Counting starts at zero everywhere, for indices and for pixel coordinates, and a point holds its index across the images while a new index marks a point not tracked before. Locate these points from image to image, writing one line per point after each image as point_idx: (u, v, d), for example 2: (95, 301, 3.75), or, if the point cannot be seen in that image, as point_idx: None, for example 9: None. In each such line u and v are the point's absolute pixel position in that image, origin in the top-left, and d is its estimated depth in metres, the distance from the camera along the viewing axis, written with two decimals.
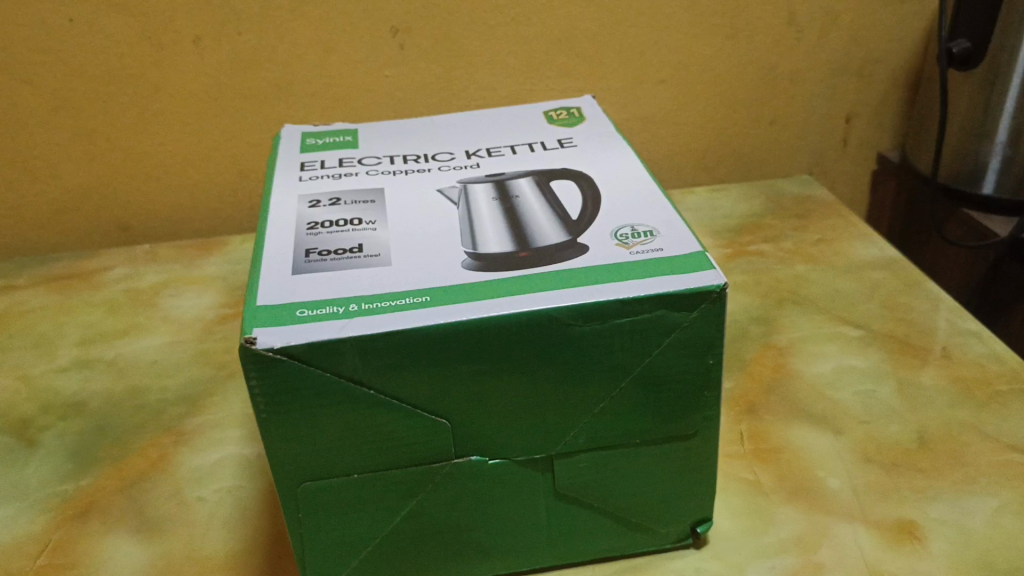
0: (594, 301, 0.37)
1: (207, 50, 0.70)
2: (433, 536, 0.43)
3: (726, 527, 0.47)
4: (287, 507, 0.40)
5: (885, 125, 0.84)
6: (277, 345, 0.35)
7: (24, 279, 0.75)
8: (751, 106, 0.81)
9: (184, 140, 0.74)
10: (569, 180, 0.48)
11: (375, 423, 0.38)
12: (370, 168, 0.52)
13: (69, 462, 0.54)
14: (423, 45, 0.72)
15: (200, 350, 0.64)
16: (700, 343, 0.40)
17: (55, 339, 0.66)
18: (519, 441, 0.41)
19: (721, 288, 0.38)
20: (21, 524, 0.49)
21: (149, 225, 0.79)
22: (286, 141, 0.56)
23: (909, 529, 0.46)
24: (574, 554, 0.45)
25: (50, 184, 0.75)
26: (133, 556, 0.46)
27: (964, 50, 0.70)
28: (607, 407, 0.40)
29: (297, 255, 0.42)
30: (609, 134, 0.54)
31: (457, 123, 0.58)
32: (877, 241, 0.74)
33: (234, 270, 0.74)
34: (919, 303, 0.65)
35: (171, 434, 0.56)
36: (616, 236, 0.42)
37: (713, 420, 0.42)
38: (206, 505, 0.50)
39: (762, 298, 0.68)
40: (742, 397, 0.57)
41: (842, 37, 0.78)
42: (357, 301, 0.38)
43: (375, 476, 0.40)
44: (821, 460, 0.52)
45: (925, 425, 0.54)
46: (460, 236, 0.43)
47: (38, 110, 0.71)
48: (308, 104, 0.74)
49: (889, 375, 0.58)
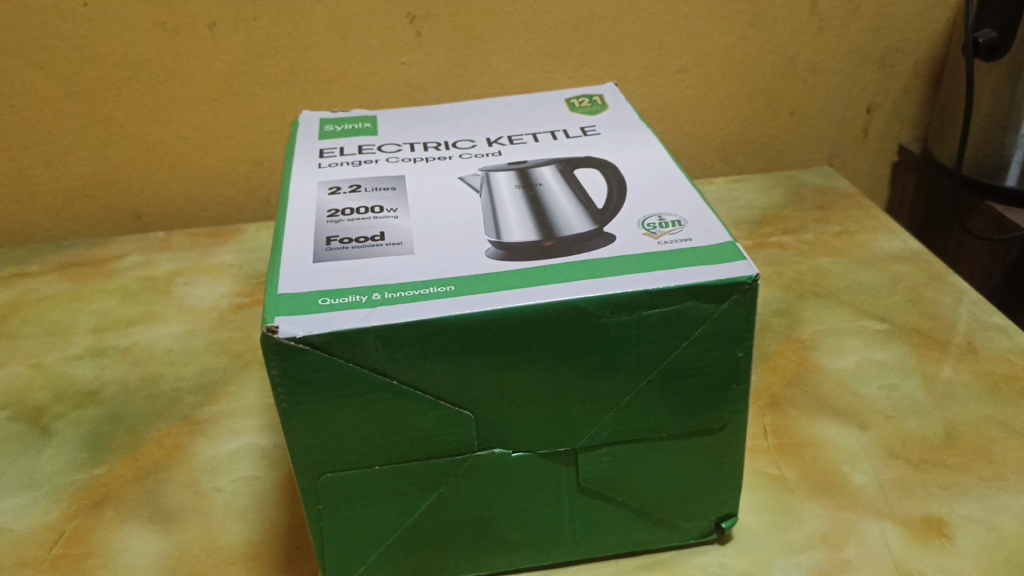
0: (622, 291, 0.36)
1: (222, 36, 0.69)
2: (455, 529, 0.42)
3: (751, 523, 0.47)
4: (307, 499, 0.40)
5: (907, 115, 0.83)
6: (299, 334, 0.34)
7: (38, 265, 0.74)
8: (771, 96, 0.80)
9: (198, 127, 0.74)
10: (593, 169, 0.47)
11: (397, 414, 0.38)
12: (390, 154, 0.51)
13: (84, 451, 0.53)
14: (440, 32, 0.71)
15: (215, 339, 0.63)
16: (729, 336, 0.39)
17: (69, 327, 0.65)
18: (542, 434, 0.40)
19: (753, 280, 0.37)
20: (35, 513, 0.48)
21: (163, 212, 0.79)
22: (304, 126, 0.55)
23: (938, 527, 0.45)
24: (597, 548, 0.44)
25: (64, 170, 0.75)
26: (150, 547, 0.46)
27: (990, 41, 0.68)
28: (633, 400, 0.40)
29: (317, 242, 0.42)
30: (633, 122, 0.53)
31: (477, 110, 0.58)
32: (900, 233, 0.73)
33: (249, 258, 0.73)
34: (943, 296, 0.64)
35: (186, 424, 0.55)
36: (644, 225, 0.41)
37: (742, 414, 0.42)
38: (222, 496, 0.49)
39: (783, 291, 0.67)
40: (765, 390, 0.57)
41: (865, 26, 0.76)
42: (380, 290, 0.37)
43: (397, 468, 0.39)
44: (846, 455, 0.51)
45: (951, 420, 0.53)
46: (483, 224, 0.42)
47: (52, 95, 0.70)
48: (323, 91, 0.73)
49: (914, 369, 0.57)
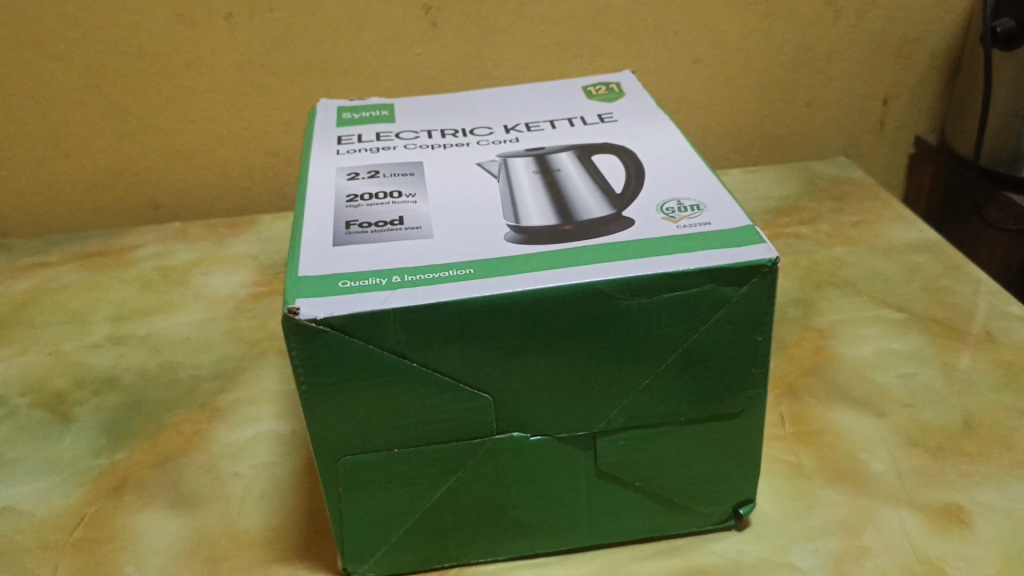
0: (642, 275, 0.36)
1: (238, 28, 0.69)
2: (473, 513, 0.42)
3: (769, 509, 0.47)
4: (326, 482, 0.40)
5: (924, 106, 0.82)
6: (320, 316, 0.34)
7: (56, 256, 0.75)
8: (786, 86, 0.79)
9: (214, 117, 0.74)
10: (611, 154, 0.47)
11: (416, 397, 0.38)
12: (407, 141, 0.51)
13: (104, 437, 0.53)
14: (455, 23, 0.71)
15: (232, 327, 0.64)
16: (749, 320, 0.39)
17: (88, 316, 0.66)
18: (561, 418, 0.40)
19: (772, 263, 0.37)
20: (56, 497, 0.49)
21: (180, 203, 0.79)
22: (321, 114, 0.55)
23: (957, 514, 0.45)
24: (614, 533, 0.44)
25: (81, 161, 0.75)
26: (170, 531, 0.46)
27: (1009, 30, 0.68)
28: (652, 384, 0.40)
29: (337, 227, 0.42)
30: (650, 110, 0.53)
31: (494, 98, 0.58)
32: (917, 224, 0.72)
33: (265, 249, 0.73)
34: (961, 286, 0.64)
35: (205, 410, 0.55)
36: (662, 209, 0.41)
37: (761, 399, 0.41)
38: (240, 481, 0.49)
39: (799, 281, 0.66)
40: (782, 378, 0.57)
41: (881, 16, 0.76)
42: (399, 273, 0.38)
43: (416, 451, 0.39)
44: (864, 443, 0.51)
45: (970, 409, 0.53)
46: (501, 209, 0.43)
47: (70, 87, 0.71)
48: (338, 82, 0.73)
49: (932, 358, 0.57)
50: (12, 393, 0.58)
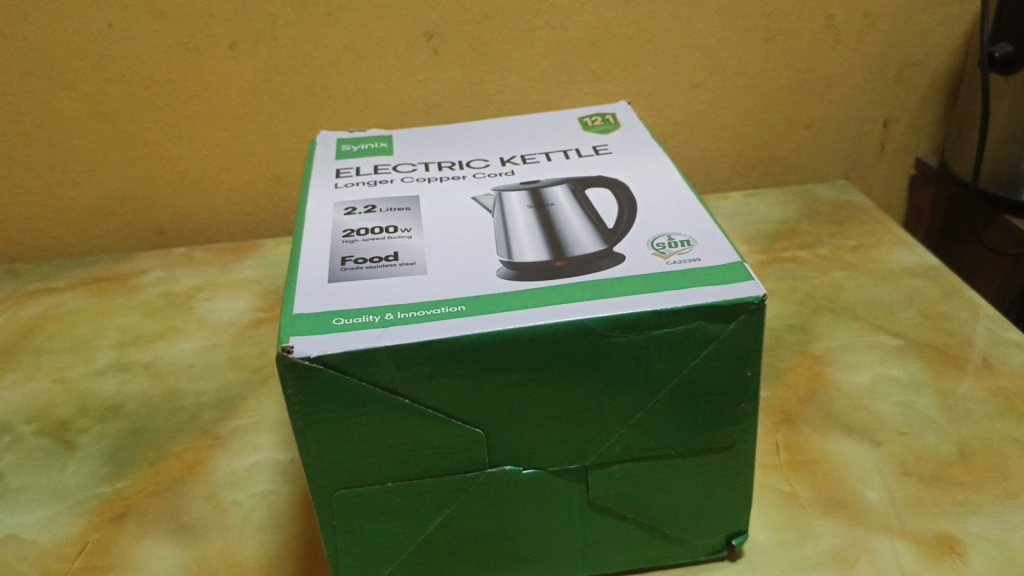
0: (631, 312, 0.37)
1: (242, 56, 0.70)
2: (467, 544, 0.42)
3: (762, 539, 0.47)
4: (321, 514, 0.40)
5: (923, 128, 0.83)
6: (314, 354, 0.35)
7: (63, 281, 0.76)
8: (786, 110, 0.80)
9: (219, 143, 0.75)
10: (604, 188, 0.48)
11: (408, 432, 0.38)
12: (405, 175, 0.52)
13: (106, 465, 0.54)
14: (457, 50, 0.72)
15: (235, 354, 0.64)
16: (737, 355, 0.39)
17: (94, 342, 0.67)
18: (553, 452, 0.40)
19: (760, 300, 0.37)
20: (59, 525, 0.50)
21: (185, 228, 0.80)
22: (322, 147, 0.56)
23: (949, 544, 0.45)
24: (606, 564, 0.45)
25: (87, 187, 0.76)
26: (169, 560, 0.47)
27: (1007, 55, 0.68)
28: (643, 418, 0.40)
29: (332, 263, 0.42)
30: (645, 141, 0.54)
31: (492, 130, 0.58)
32: (916, 248, 0.73)
33: (269, 274, 0.74)
34: (959, 311, 0.64)
35: (206, 438, 0.56)
36: (653, 245, 0.42)
37: (750, 433, 0.42)
38: (240, 510, 0.50)
39: (797, 306, 0.67)
40: (778, 405, 0.57)
41: (880, 39, 0.77)
42: (392, 310, 0.38)
43: (409, 484, 0.40)
44: (859, 471, 0.51)
45: (966, 437, 0.53)
46: (495, 245, 0.43)
47: (77, 115, 0.72)
48: (340, 109, 0.74)
49: (929, 385, 0.57)
50: (17, 420, 0.59)
